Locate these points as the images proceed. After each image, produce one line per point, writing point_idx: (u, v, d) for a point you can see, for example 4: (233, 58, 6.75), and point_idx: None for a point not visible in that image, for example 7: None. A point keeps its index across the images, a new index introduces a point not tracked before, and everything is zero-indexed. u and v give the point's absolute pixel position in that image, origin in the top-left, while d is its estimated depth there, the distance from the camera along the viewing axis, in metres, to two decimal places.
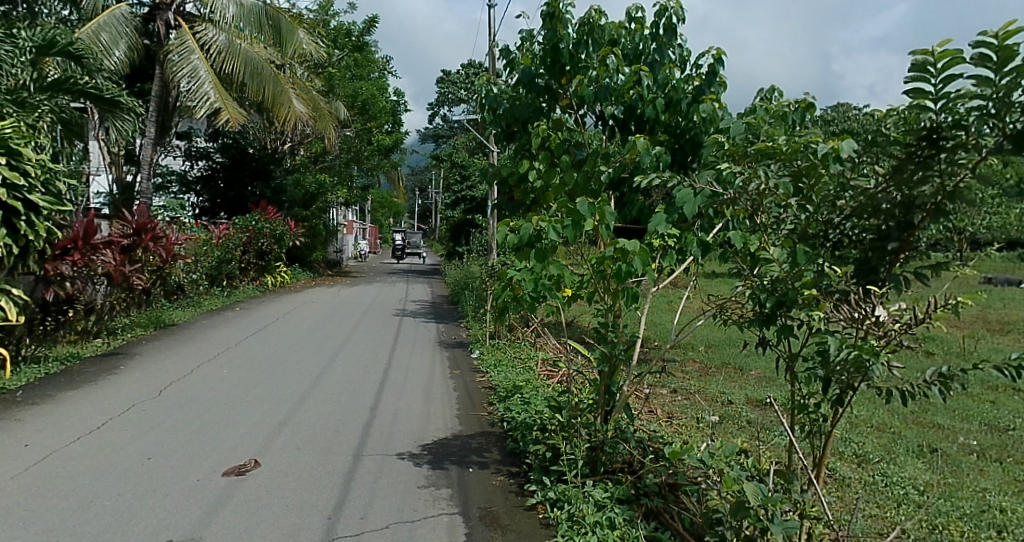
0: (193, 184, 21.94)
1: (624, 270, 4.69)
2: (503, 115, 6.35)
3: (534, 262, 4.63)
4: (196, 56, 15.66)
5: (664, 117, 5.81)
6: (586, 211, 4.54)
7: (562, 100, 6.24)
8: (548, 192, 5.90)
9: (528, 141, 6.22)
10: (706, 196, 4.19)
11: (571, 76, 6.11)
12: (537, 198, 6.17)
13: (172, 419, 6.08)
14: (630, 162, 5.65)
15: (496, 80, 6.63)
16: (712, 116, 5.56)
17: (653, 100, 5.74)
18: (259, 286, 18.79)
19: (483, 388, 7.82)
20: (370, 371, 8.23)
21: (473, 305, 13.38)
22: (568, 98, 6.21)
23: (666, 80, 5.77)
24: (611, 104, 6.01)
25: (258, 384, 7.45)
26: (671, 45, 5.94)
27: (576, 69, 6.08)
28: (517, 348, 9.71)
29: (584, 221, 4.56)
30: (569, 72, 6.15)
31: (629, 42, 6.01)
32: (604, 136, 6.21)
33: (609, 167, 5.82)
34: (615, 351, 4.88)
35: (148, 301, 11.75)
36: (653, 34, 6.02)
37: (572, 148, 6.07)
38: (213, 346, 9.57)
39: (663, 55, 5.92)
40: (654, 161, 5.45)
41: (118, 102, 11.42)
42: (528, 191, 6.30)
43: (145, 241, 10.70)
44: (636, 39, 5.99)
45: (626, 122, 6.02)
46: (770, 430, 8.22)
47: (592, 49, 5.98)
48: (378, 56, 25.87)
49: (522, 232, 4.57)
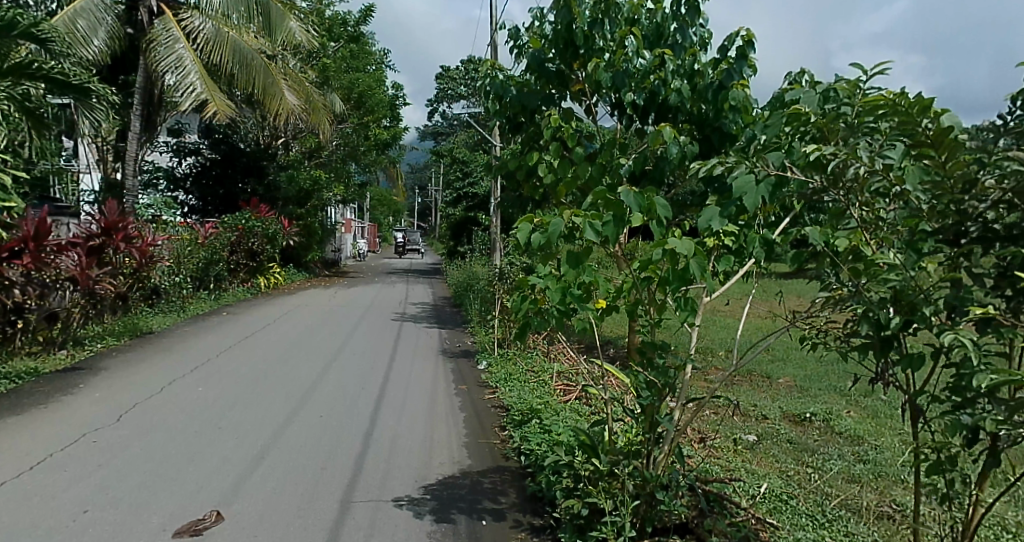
0: (182, 181, 21.01)
1: (676, 279, 3.75)
2: (509, 104, 5.34)
3: (566, 269, 3.65)
4: (181, 46, 14.62)
5: (689, 105, 4.82)
6: (633, 206, 3.54)
7: (574, 86, 5.31)
8: (559, 188, 4.92)
9: (537, 132, 5.25)
10: (774, 188, 3.26)
11: (586, 61, 5.16)
12: (551, 194, 5.20)
13: (127, 451, 5.16)
14: (654, 153, 4.72)
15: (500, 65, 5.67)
16: (745, 105, 4.60)
17: (677, 87, 4.77)
18: (250, 288, 17.75)
19: (493, 409, 6.88)
20: (365, 387, 7.30)
21: (477, 310, 12.38)
22: (582, 83, 5.28)
23: (693, 64, 4.80)
24: (631, 91, 4.96)
25: (236, 405, 6.51)
26: (694, 24, 4.94)
27: (591, 53, 5.12)
28: (528, 359, 8.78)
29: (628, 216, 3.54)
30: (583, 57, 5.18)
31: (650, 22, 4.99)
32: (620, 126, 5.19)
33: (629, 158, 4.88)
34: (664, 380, 3.92)
35: (125, 307, 10.77)
36: (674, 11, 5.02)
37: (584, 140, 5.07)
38: (193, 358, 8.64)
39: (685, 36, 4.91)
40: (680, 153, 4.64)
41: (88, 89, 10.40)
42: (538, 187, 5.37)
43: (117, 241, 9.69)
44: (657, 18, 4.98)
45: (645, 112, 5.00)
46: (817, 454, 7.26)
47: (608, 29, 5.06)
48: (375, 48, 24.85)
49: (551, 228, 3.54)
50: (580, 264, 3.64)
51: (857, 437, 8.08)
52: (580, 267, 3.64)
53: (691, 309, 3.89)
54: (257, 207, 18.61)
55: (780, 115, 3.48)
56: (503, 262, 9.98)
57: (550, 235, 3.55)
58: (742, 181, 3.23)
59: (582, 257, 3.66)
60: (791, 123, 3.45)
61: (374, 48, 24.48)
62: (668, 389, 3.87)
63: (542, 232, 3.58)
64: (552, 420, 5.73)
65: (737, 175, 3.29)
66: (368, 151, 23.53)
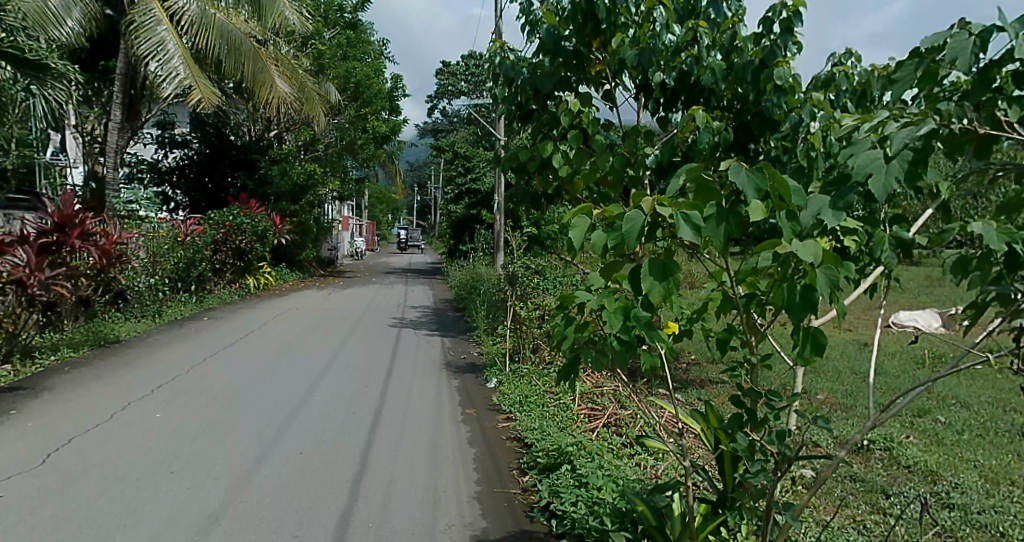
0: (167, 175, 19.74)
1: (796, 298, 2.55)
2: (521, 88, 4.38)
3: (654, 282, 2.41)
4: (162, 28, 13.26)
5: (725, 89, 3.95)
6: (758, 187, 2.35)
7: (595, 66, 4.37)
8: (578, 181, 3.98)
9: (554, 118, 4.26)
10: (915, 165, 2.41)
11: (607, 38, 4.19)
12: (571, 190, 4.19)
13: (40, 515, 4.03)
14: (683, 140, 3.89)
15: (510, 48, 4.68)
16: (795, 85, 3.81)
17: (711, 65, 3.90)
18: (237, 290, 16.52)
19: (511, 444, 5.75)
20: (355, 416, 6.16)
21: (483, 317, 11.20)
22: (602, 65, 4.35)
23: (730, 40, 3.91)
24: (660, 69, 4.08)
25: (195, 441, 5.35)
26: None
27: (612, 29, 4.16)
28: (544, 377, 7.69)
29: (741, 209, 2.34)
30: (604, 33, 4.21)
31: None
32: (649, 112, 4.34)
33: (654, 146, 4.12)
34: (782, 449, 2.63)
35: (90, 313, 9.61)
36: None
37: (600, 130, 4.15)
38: (159, 374, 7.50)
39: (719, 10, 4.15)
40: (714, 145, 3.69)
41: (47, 66, 9.21)
42: (553, 181, 4.38)
43: (72, 239, 8.44)
44: None
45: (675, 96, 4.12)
46: (893, 497, 6.08)
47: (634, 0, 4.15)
48: (374, 38, 23.71)
49: (628, 226, 2.37)
50: (672, 276, 2.41)
51: (931, 472, 6.88)
52: (673, 281, 2.42)
53: (815, 345, 2.59)
54: (247, 203, 17.44)
55: (915, 69, 2.60)
56: (513, 265, 8.78)
57: (631, 230, 2.36)
58: (867, 157, 2.42)
59: (679, 263, 2.44)
60: (927, 81, 2.59)
61: (372, 38, 23.26)
62: (787, 465, 2.60)
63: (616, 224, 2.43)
64: (594, 465, 4.57)
65: (894, 136, 2.40)
66: (365, 144, 22.32)
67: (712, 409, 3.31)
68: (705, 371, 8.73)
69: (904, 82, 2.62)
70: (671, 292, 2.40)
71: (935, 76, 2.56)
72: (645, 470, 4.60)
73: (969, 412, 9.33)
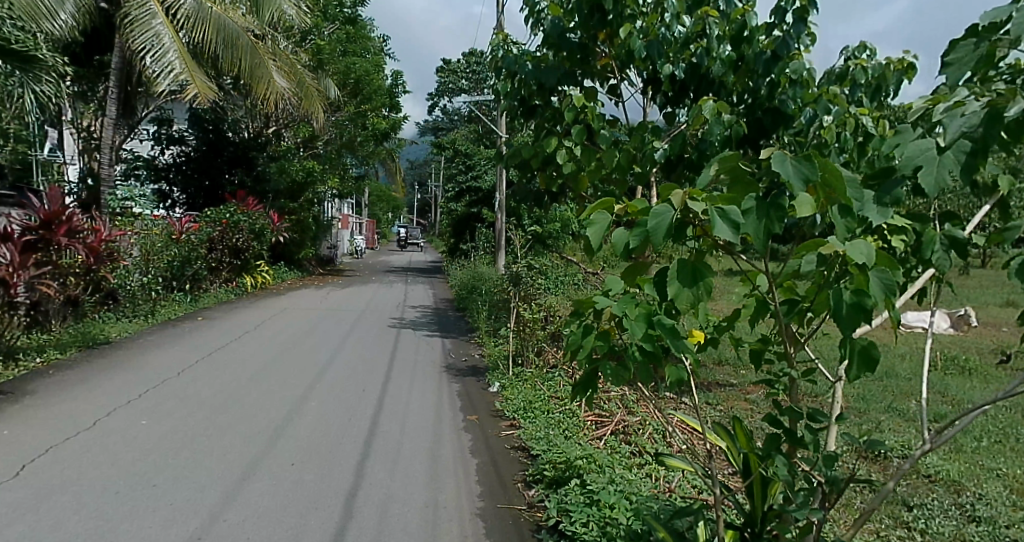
0: (164, 172, 19.17)
1: (844, 307, 2.22)
2: None
3: (683, 288, 2.04)
4: (157, 21, 12.96)
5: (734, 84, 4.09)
6: (807, 178, 2.02)
7: None
8: None
9: None
10: (972, 157, 2.09)
11: None
12: None
13: (8, 535, 3.75)
14: None
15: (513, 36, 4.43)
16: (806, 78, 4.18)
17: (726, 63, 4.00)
18: (233, 288, 16.19)
19: (515, 454, 5.47)
20: (350, 424, 5.88)
21: (484, 318, 10.90)
22: None
23: None
24: None
25: (181, 451, 5.08)
26: None
27: None
28: (548, 382, 7.39)
29: (786, 204, 2.00)
30: None
31: None
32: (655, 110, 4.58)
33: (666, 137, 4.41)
34: (830, 475, 2.38)
35: (78, 313, 9.30)
36: None
37: None
38: (148, 377, 7.21)
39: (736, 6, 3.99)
40: None
41: (35, 58, 9.02)
42: None
43: (58, 236, 8.12)
44: None
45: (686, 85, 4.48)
46: (916, 510, 5.75)
47: None
48: (375, 34, 23.36)
49: (657, 220, 2.02)
50: (704, 280, 2.04)
51: (953, 483, 6.55)
52: (704, 287, 2.04)
53: (865, 359, 2.26)
54: (244, 200, 17.14)
55: (974, 51, 2.18)
56: (516, 265, 8.45)
57: (659, 226, 2.02)
58: (917, 147, 2.15)
59: (712, 265, 2.07)
60: (987, 65, 2.18)
61: (372, 33, 22.94)
62: (838, 493, 2.35)
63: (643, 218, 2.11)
64: (604, 479, 4.30)
65: (947, 124, 2.09)
66: (365, 141, 21.98)
67: (741, 424, 3.05)
68: (713, 375, 8.42)
69: (961, 66, 2.18)
70: (701, 299, 2.03)
71: (996, 58, 2.14)
72: (661, 489, 4.31)
73: (987, 419, 9.01)
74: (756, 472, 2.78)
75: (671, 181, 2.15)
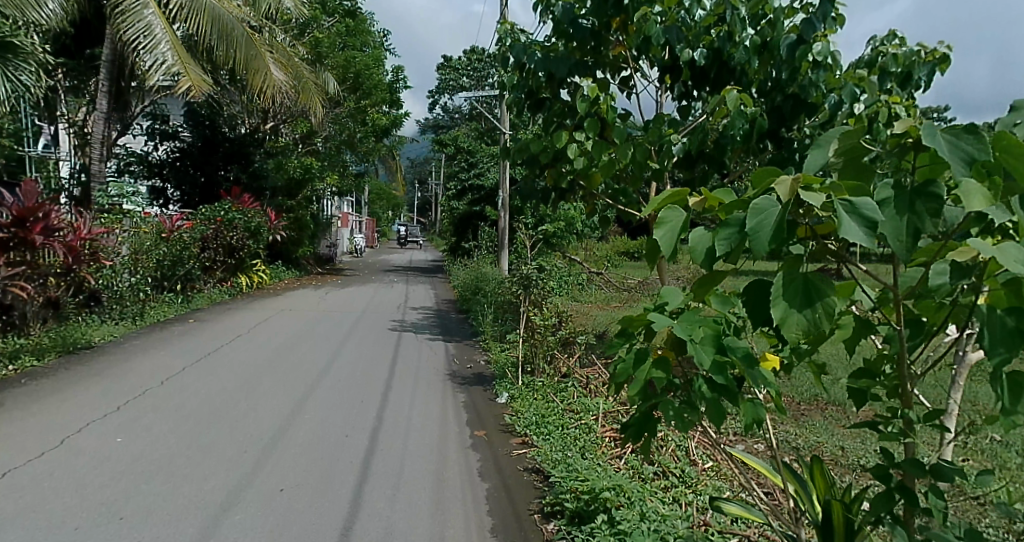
0: (157, 167, 18.64)
1: (1004, 329, 1.75)
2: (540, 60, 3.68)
3: (794, 310, 1.62)
4: (149, 11, 12.37)
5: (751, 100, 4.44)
6: (970, 158, 1.79)
7: None
8: None
9: None
10: None
11: None
12: None
13: None
14: None
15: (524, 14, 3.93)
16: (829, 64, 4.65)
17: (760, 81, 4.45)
18: (228, 289, 15.64)
19: (529, 475, 4.95)
20: (345, 442, 5.35)
21: (489, 321, 10.40)
22: None
23: None
24: None
25: (157, 473, 4.56)
26: None
27: None
28: (561, 392, 6.89)
29: (943, 194, 1.70)
30: None
31: None
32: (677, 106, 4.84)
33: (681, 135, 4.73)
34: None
35: (59, 316, 8.79)
36: None
37: None
38: (130, 386, 6.69)
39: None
40: None
41: (13, 44, 8.62)
42: None
43: (34, 233, 7.60)
44: None
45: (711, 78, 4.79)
46: None
47: None
48: (375, 28, 22.76)
49: (762, 213, 1.59)
50: (820, 300, 1.62)
51: None
52: (821, 308, 1.62)
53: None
54: (240, 198, 16.57)
55: None
56: (526, 267, 7.93)
57: (761, 227, 1.58)
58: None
59: (829, 278, 1.66)
60: None
61: (372, 27, 22.36)
62: None
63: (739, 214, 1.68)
64: (637, 516, 3.80)
65: None
66: (365, 137, 21.43)
67: (822, 467, 2.71)
68: None
69: None
70: (819, 324, 1.60)
71: None
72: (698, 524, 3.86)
73: None
74: (841, 518, 2.43)
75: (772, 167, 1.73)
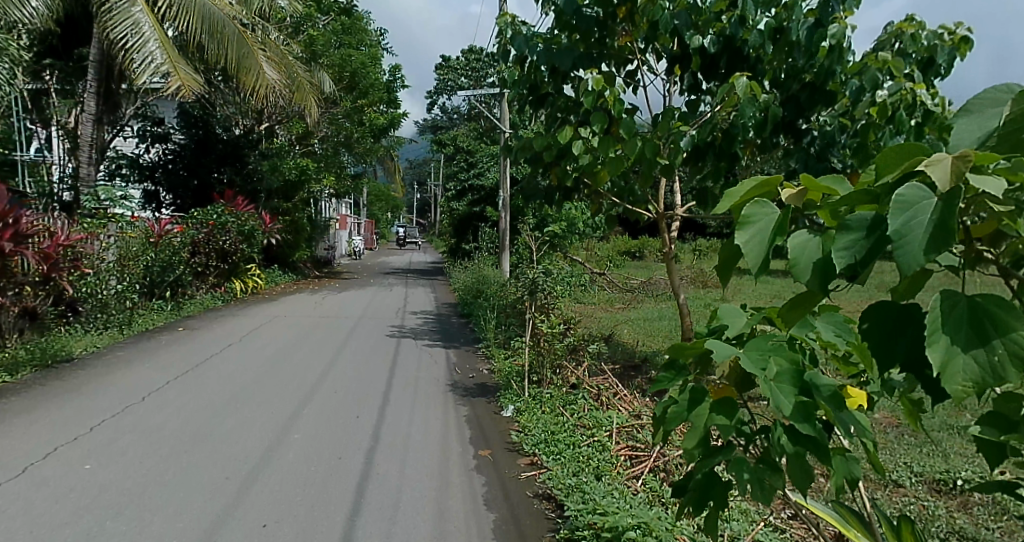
0: (149, 170, 18.12)
1: None
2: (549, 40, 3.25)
3: (966, 347, 1.35)
4: (137, 9, 11.90)
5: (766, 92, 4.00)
6: None
7: None
8: None
9: None
10: None
11: None
12: None
13: None
14: None
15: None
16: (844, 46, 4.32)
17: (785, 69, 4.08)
18: (221, 294, 15.18)
19: (540, 501, 4.49)
20: (336, 467, 4.88)
21: (491, 327, 9.92)
22: None
23: None
24: None
25: (124, 507, 4.08)
26: None
27: None
28: (570, 405, 6.42)
29: None
30: None
31: None
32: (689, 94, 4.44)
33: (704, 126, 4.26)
34: None
35: (38, 326, 8.30)
36: None
37: None
38: (107, 403, 6.23)
39: None
40: None
41: None
42: None
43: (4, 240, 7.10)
44: None
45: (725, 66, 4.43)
46: None
47: None
48: (372, 26, 22.25)
49: (914, 210, 1.30)
50: (997, 335, 1.35)
51: None
52: (999, 346, 1.34)
53: None
54: (233, 200, 16.07)
55: None
56: (531, 271, 7.42)
57: (911, 229, 1.29)
58: None
59: (1000, 300, 1.38)
60: None
61: (369, 25, 21.85)
62: None
63: (865, 214, 1.40)
64: None
65: None
66: (363, 137, 20.91)
67: (911, 528, 2.24)
68: None
69: None
70: (995, 365, 1.33)
71: None
72: None
73: None
74: None
75: (910, 144, 1.42)
